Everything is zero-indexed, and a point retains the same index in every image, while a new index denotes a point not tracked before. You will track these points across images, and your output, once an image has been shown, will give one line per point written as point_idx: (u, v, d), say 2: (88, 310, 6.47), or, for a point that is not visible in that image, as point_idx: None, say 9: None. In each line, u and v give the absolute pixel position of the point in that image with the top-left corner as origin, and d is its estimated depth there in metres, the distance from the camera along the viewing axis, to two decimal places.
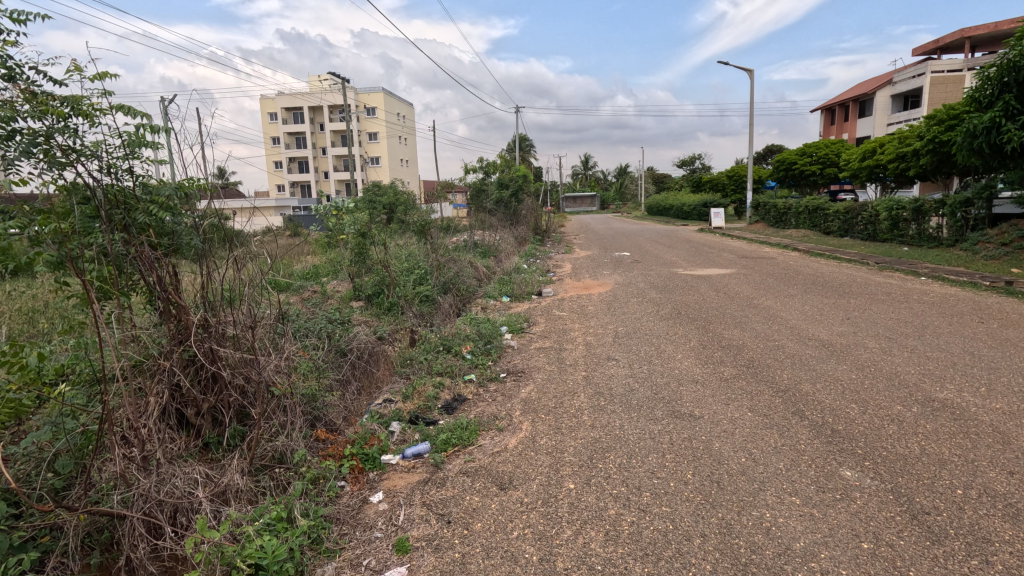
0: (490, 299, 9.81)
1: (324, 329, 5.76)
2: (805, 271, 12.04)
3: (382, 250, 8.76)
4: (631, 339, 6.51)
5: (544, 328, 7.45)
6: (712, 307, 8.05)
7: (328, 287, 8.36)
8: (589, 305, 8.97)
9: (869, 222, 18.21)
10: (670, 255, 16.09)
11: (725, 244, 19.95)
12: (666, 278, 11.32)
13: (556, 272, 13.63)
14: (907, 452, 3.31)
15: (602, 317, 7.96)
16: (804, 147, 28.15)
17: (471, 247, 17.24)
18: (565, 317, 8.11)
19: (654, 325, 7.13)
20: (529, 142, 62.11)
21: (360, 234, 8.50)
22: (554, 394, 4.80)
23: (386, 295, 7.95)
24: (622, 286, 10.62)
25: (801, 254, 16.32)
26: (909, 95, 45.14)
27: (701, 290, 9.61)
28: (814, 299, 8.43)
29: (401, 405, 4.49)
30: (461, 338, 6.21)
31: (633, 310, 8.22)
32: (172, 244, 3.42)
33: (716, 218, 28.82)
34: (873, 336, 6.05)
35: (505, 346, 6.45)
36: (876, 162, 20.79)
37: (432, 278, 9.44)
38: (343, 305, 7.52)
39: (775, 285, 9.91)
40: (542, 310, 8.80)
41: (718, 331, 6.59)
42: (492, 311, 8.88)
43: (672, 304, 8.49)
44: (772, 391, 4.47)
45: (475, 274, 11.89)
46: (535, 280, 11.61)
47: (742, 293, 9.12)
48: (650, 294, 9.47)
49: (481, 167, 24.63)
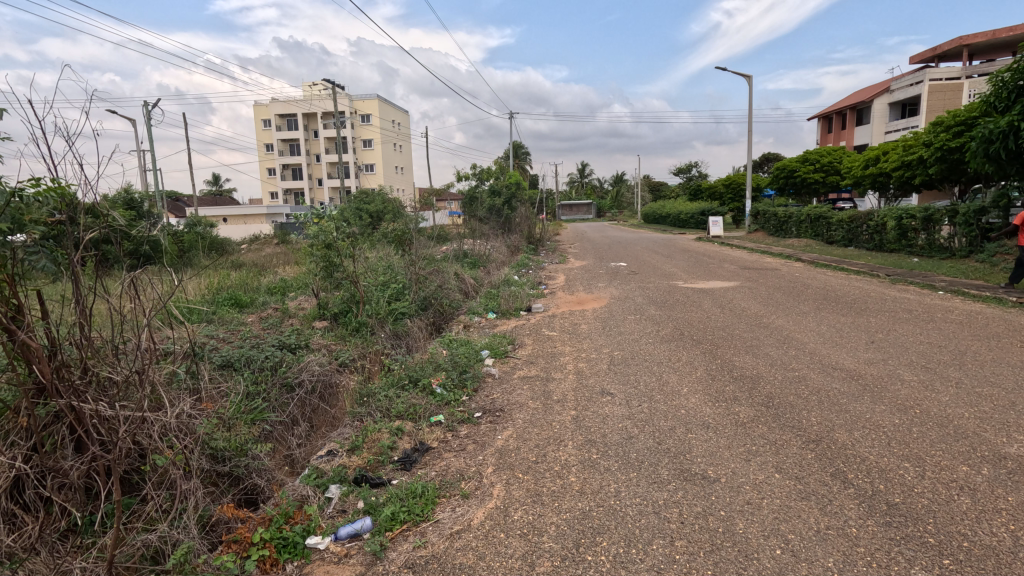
0: (475, 315, 9.01)
1: (270, 359, 4.94)
2: (814, 283, 11.28)
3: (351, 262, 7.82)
4: (628, 367, 5.70)
5: (531, 352, 6.63)
6: (718, 327, 7.26)
7: (291, 304, 7.54)
8: (582, 324, 8.17)
9: (874, 231, 17.53)
10: (668, 265, 15.35)
11: (726, 254, 19.22)
12: (665, 292, 10.56)
13: (547, 284, 12.88)
14: (998, 543, 2.50)
15: (597, 337, 7.17)
16: (805, 154, 27.51)
17: (461, 257, 16.46)
18: (555, 338, 7.31)
19: (654, 349, 6.33)
20: (524, 150, 61.59)
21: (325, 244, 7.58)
22: (536, 443, 3.97)
23: (355, 313, 7.14)
24: (618, 301, 9.83)
25: (805, 265, 15.61)
26: (907, 103, 44.76)
27: (704, 307, 8.83)
28: (830, 318, 7.65)
29: (346, 460, 3.65)
30: (434, 367, 5.39)
31: (631, 331, 7.42)
32: (16, 264, 2.63)
33: (715, 226, 28.16)
34: (906, 365, 5.27)
35: (485, 375, 5.63)
36: (879, 169, 20.11)
37: (410, 294, 8.64)
38: (304, 326, 6.70)
39: (784, 300, 9.13)
40: (531, 330, 8.00)
41: (727, 358, 5.79)
42: (475, 330, 8.06)
43: (673, 323, 7.70)
44: (802, 441, 3.65)
45: (461, 288, 11.10)
46: (524, 293, 10.83)
47: (748, 310, 8.35)
48: (648, 311, 8.68)
49: (473, 175, 23.91)
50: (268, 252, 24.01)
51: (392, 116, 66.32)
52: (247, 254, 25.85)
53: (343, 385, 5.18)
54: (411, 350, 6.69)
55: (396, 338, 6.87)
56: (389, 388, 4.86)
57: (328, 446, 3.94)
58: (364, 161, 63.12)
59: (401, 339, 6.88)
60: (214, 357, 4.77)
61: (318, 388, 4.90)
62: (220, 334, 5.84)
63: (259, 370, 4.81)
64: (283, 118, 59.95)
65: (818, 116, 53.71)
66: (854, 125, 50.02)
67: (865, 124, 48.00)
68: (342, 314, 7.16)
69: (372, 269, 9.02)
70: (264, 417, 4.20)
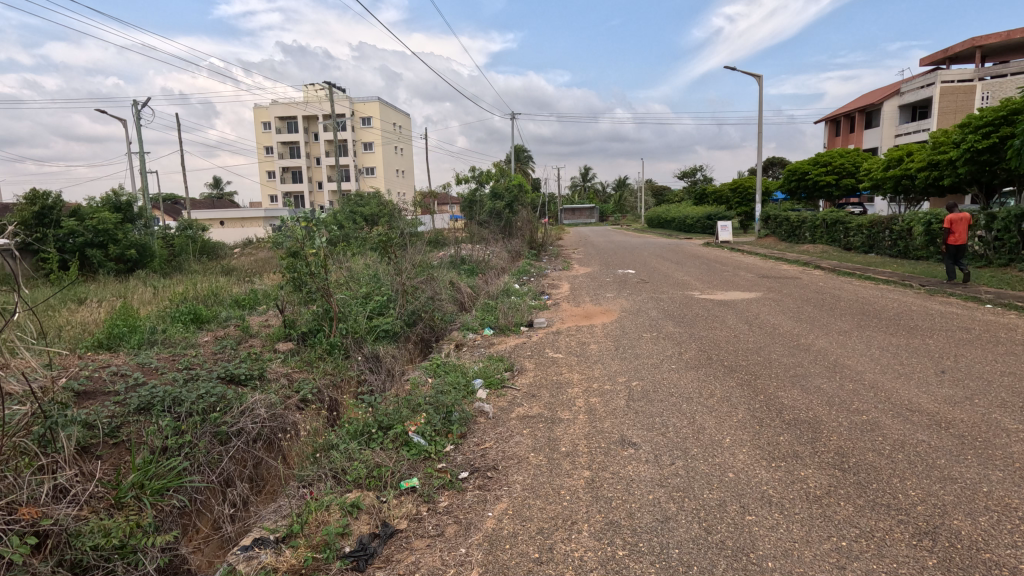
0: (468, 332, 7.98)
1: (205, 398, 3.92)
2: (843, 295, 10.27)
3: (322, 272, 6.31)
4: (651, 406, 4.66)
5: (531, 380, 5.61)
6: (750, 350, 6.24)
7: (254, 321, 6.54)
8: (591, 343, 7.14)
9: (897, 237, 16.54)
10: (679, 273, 14.37)
11: (739, 261, 18.19)
12: (682, 304, 9.53)
13: (550, 293, 11.86)
14: None
15: (610, 362, 6.14)
16: (818, 156, 26.50)
17: (457, 264, 15.46)
18: (560, 361, 6.31)
19: (681, 380, 5.30)
20: (526, 153, 60.72)
21: (291, 252, 6.23)
22: (539, 525, 2.94)
23: (326, 333, 6.14)
24: (629, 315, 8.83)
25: (826, 274, 14.58)
26: (917, 105, 43.78)
27: (729, 323, 7.78)
28: (878, 338, 6.62)
29: (272, 560, 2.62)
30: (415, 403, 4.39)
31: (649, 354, 6.38)
32: None
33: (723, 231, 27.12)
34: (999, 406, 4.22)
35: (475, 415, 4.59)
36: (904, 170, 19.15)
37: (396, 307, 7.64)
38: (265, 349, 5.68)
39: (818, 316, 8.09)
40: (531, 350, 6.98)
41: (771, 394, 4.75)
42: (468, 352, 7.03)
43: (697, 345, 6.67)
44: (912, 534, 2.62)
45: (454, 299, 10.11)
46: (526, 305, 9.81)
47: (780, 328, 7.32)
48: (666, 328, 7.65)
49: (473, 176, 22.93)
50: (259, 257, 23.01)
51: (393, 119, 65.49)
52: (239, 258, 24.88)
53: (301, 428, 4.18)
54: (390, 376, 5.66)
55: (373, 363, 5.87)
56: (353, 438, 3.84)
57: (255, 532, 2.93)
58: (364, 164, 62.28)
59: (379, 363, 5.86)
60: (131, 398, 3.76)
61: (265, 436, 3.89)
62: (156, 362, 4.83)
63: (189, 414, 3.78)
64: (282, 120, 59.12)
65: (826, 118, 52.68)
66: (863, 128, 49.01)
67: (875, 127, 46.96)
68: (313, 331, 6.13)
69: (354, 280, 8.03)
70: (184, 482, 3.23)
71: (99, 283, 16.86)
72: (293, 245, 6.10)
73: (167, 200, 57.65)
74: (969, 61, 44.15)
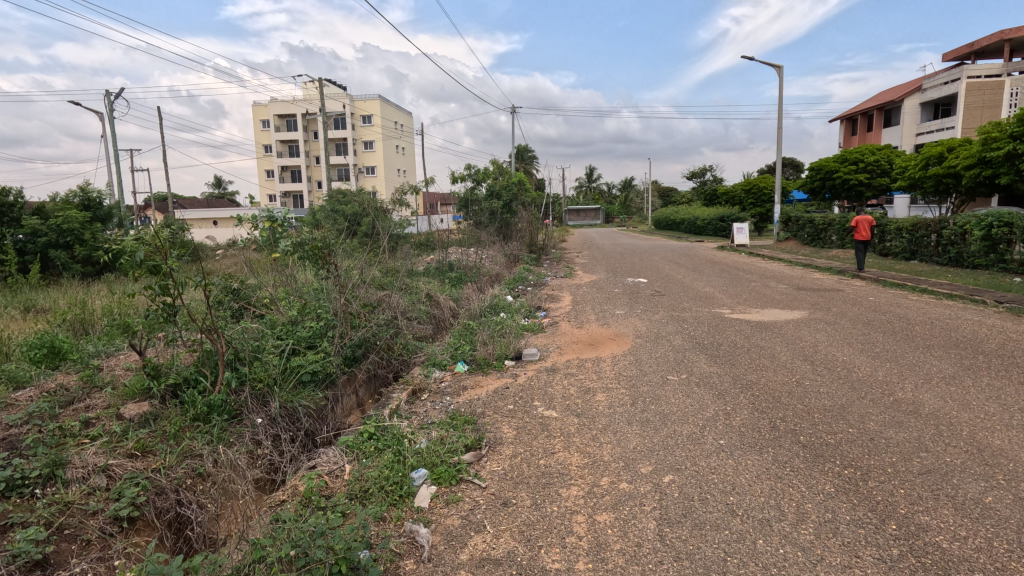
0: (433, 370, 6.04)
1: None
2: (909, 317, 8.25)
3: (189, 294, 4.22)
4: (704, 545, 2.69)
5: (506, 469, 3.64)
6: (830, 413, 4.25)
7: (121, 362, 4.60)
8: (597, 392, 5.18)
9: (947, 243, 14.53)
10: (699, 283, 12.39)
11: (763, 268, 16.19)
12: (712, 330, 7.56)
13: (548, 309, 9.92)
14: None
15: (626, 431, 4.16)
16: (844, 152, 24.41)
17: (444, 272, 13.50)
18: (553, 426, 4.35)
19: (739, 478, 3.33)
20: (530, 154, 59.03)
21: (153, 266, 4.08)
22: None
23: (203, 383, 4.11)
24: (647, 345, 6.88)
25: (869, 285, 12.56)
26: (940, 102, 41.59)
27: (781, 361, 5.78)
28: (1009, 393, 4.58)
29: None
30: (283, 545, 2.49)
31: (679, 417, 4.40)
32: None
33: (740, 234, 25.18)
34: None
35: (395, 560, 2.68)
36: (946, 167, 17.15)
37: (335, 337, 5.73)
38: (103, 414, 3.73)
39: (899, 352, 6.06)
40: (512, 402, 5.02)
41: (906, 519, 2.78)
42: (425, 404, 5.08)
43: (746, 401, 4.67)
44: None
45: (425, 323, 8.21)
46: (515, 327, 7.82)
47: (855, 371, 5.34)
48: (698, 369, 5.66)
49: (470, 174, 21.05)
50: None
51: (394, 117, 63.72)
52: None
53: None
54: (281, 481, 3.90)
55: (258, 443, 4.00)
56: None
57: None
58: (364, 163, 60.60)
59: (262, 445, 4.01)
60: None
61: None
62: None
63: None
64: (281, 118, 57.52)
65: (842, 117, 50.47)
66: (882, 126, 46.65)
67: (894, 125, 44.76)
68: (189, 381, 4.15)
69: (286, 303, 6.11)
70: None
71: (53, 289, 14.89)
72: (155, 259, 4.10)
73: (166, 199, 56.15)
74: (996, 55, 41.83)
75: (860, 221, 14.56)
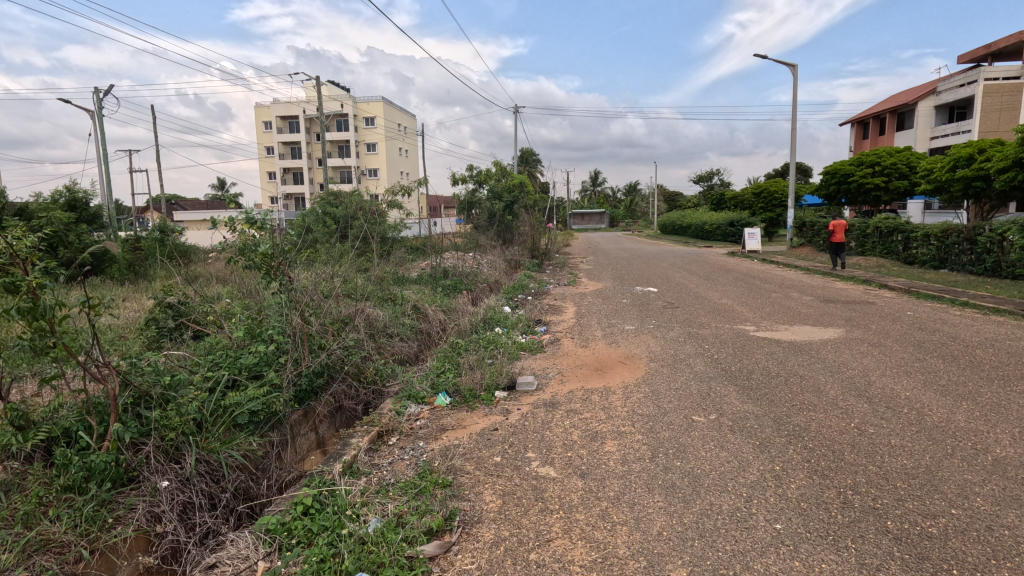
0: (408, 403, 5.03)
1: None
2: (961, 336, 7.18)
3: (61, 329, 3.09)
4: None
5: (481, 569, 2.63)
6: (916, 483, 3.21)
7: None
8: (606, 439, 4.16)
9: (981, 251, 13.46)
10: (714, 293, 11.35)
11: (781, 277, 15.12)
12: (737, 352, 6.52)
13: (548, 323, 8.91)
14: None
15: (647, 507, 3.12)
16: (862, 154, 23.32)
17: (438, 278, 12.52)
18: (550, 494, 3.35)
19: None
20: (534, 157, 58.12)
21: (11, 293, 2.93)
22: None
23: (81, 443, 3.08)
24: (664, 371, 5.85)
25: (900, 296, 11.49)
26: (955, 105, 40.42)
27: (829, 397, 4.73)
28: None
29: None
30: None
31: (715, 483, 3.37)
32: None
33: (751, 240, 24.12)
34: None
35: None
36: (977, 169, 16.07)
37: (286, 363, 4.70)
38: None
39: (971, 386, 4.99)
40: (500, 453, 4.00)
41: None
42: (391, 454, 4.09)
43: (799, 458, 3.63)
44: None
45: (407, 340, 7.21)
46: (509, 347, 6.80)
47: (926, 415, 4.28)
48: (728, 408, 4.63)
49: (470, 176, 20.11)
50: None
51: (397, 119, 62.91)
52: None
53: None
54: (184, 571, 2.96)
55: (157, 518, 3.06)
56: None
57: None
58: (366, 165, 59.82)
59: (164, 519, 3.06)
60: None
61: None
62: None
63: None
64: (284, 119, 56.84)
65: (853, 121, 49.32)
66: (894, 129, 45.43)
67: (907, 128, 43.58)
68: (70, 435, 3.15)
69: (237, 321, 5.14)
70: None
71: None
72: (12, 274, 2.97)
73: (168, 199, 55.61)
74: (1013, 56, 40.60)
75: (836, 224, 15.87)
